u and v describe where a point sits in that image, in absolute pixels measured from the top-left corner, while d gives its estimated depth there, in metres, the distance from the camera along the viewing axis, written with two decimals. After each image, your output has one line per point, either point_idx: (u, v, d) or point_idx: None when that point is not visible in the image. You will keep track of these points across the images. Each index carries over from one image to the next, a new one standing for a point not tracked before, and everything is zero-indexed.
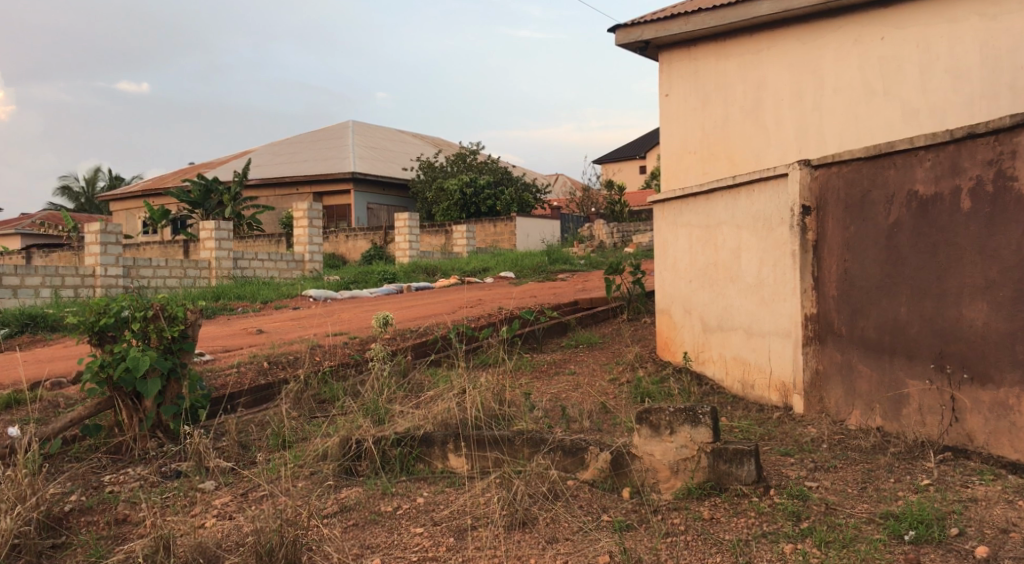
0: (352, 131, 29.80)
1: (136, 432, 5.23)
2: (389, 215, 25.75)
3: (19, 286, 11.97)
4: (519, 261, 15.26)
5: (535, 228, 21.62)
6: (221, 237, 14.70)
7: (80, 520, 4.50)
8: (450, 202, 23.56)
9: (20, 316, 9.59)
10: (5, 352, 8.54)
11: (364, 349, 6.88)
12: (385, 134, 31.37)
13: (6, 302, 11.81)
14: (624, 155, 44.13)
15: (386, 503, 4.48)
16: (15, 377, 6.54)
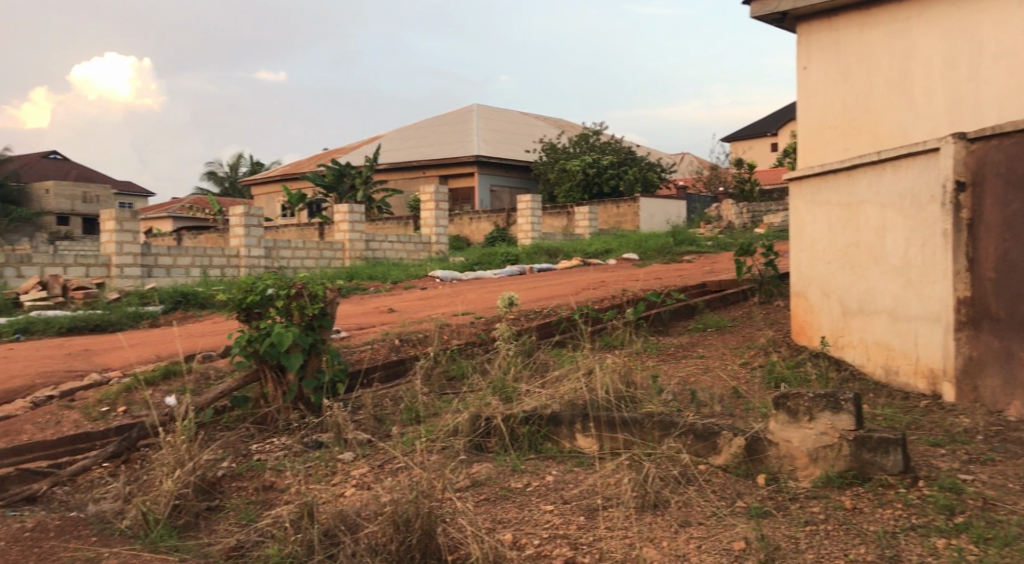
0: (477, 115, 30.25)
1: (280, 404, 5.54)
2: (512, 197, 26.04)
3: (173, 266, 12.66)
4: (644, 242, 15.10)
5: (661, 209, 21.30)
6: (354, 220, 15.27)
7: (232, 485, 4.93)
8: (572, 183, 23.60)
9: (174, 294, 10.29)
10: (163, 326, 9.18)
11: (489, 328, 6.96)
12: (510, 117, 31.71)
13: (160, 281, 12.48)
14: (753, 132, 42.64)
15: (516, 480, 4.58)
16: (172, 350, 7.03)
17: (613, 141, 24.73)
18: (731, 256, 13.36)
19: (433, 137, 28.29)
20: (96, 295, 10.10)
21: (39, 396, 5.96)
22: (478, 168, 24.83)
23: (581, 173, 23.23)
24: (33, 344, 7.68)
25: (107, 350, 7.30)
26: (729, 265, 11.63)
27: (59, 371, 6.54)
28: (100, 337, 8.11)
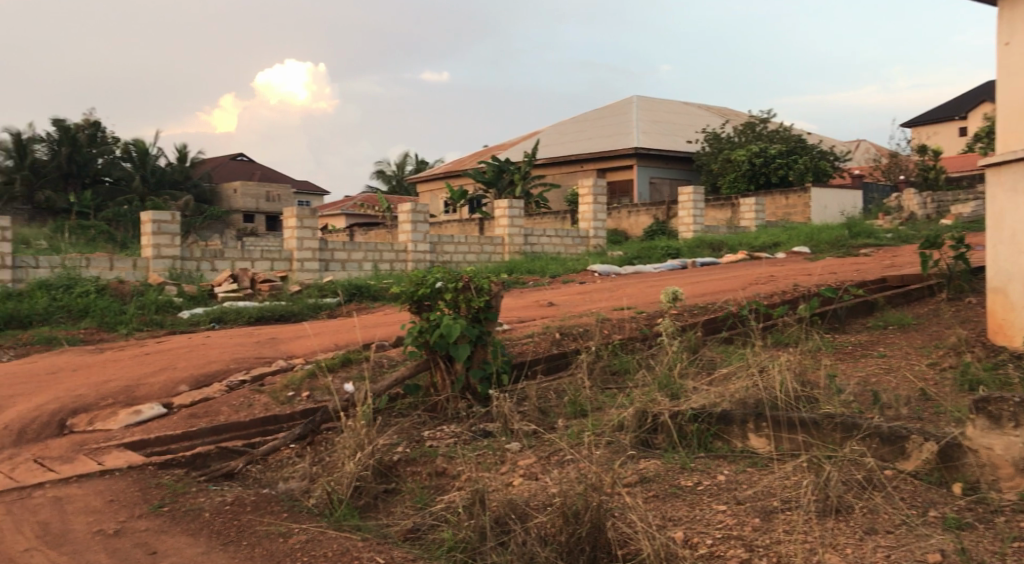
0: (637, 106, 29.96)
1: (448, 394, 5.77)
2: (672, 188, 25.56)
3: (347, 260, 13.03)
4: (816, 235, 14.43)
5: (834, 200, 20.29)
6: (514, 215, 15.49)
7: (407, 470, 5.26)
8: (737, 173, 22.91)
9: (349, 287, 10.88)
10: (341, 316, 9.73)
11: (652, 323, 6.88)
12: (671, 107, 31.13)
13: (336, 274, 12.87)
14: (938, 117, 39.64)
15: (686, 478, 4.50)
16: (350, 340, 7.43)
17: (781, 129, 23.58)
18: (915, 249, 12.47)
19: (591, 131, 28.33)
20: (280, 287, 10.83)
21: (233, 380, 6.49)
22: (636, 159, 24.66)
23: (746, 164, 22.52)
24: (227, 331, 8.37)
25: (290, 338, 7.82)
26: (913, 258, 10.87)
27: (250, 357, 7.09)
28: (286, 326, 8.71)
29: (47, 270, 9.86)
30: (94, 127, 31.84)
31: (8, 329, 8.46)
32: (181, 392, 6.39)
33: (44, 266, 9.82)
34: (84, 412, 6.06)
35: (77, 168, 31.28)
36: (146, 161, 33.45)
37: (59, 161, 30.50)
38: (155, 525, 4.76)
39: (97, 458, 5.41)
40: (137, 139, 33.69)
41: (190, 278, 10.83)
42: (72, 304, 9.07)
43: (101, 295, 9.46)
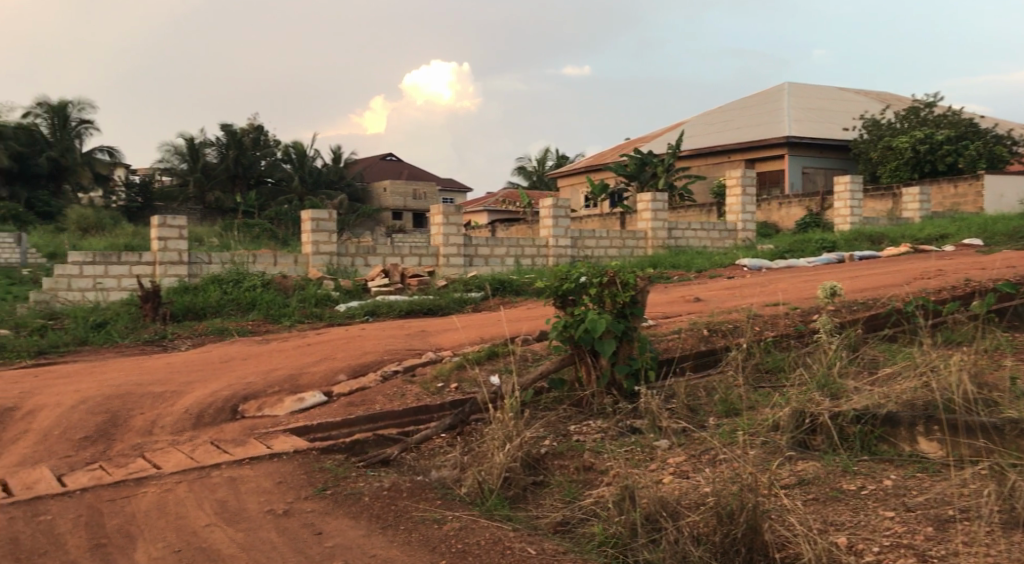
0: (788, 93, 28.81)
1: (594, 389, 5.77)
2: (827, 179, 24.37)
3: (489, 256, 13.02)
4: (991, 227, 13.40)
5: (1011, 186, 18.78)
6: (657, 209, 15.13)
7: (554, 463, 5.30)
8: (899, 161, 21.58)
9: (493, 282, 11.15)
10: (489, 310, 9.96)
11: (807, 320, 6.61)
12: (825, 93, 29.72)
13: (479, 269, 12.90)
14: None
15: (848, 482, 4.30)
16: (496, 333, 7.58)
17: (948, 114, 22.04)
18: None
19: (740, 121, 27.52)
20: (428, 282, 11.14)
21: (386, 370, 6.77)
22: (789, 149, 23.78)
23: (910, 151, 21.13)
24: (380, 324, 8.73)
25: (439, 331, 8.07)
26: None
27: (401, 349, 7.36)
28: (435, 320, 8.95)
29: (218, 266, 10.54)
30: (257, 131, 33.97)
31: (186, 321, 9.16)
32: (339, 381, 6.72)
33: (216, 262, 10.50)
34: (253, 398, 6.49)
35: (244, 170, 33.52)
36: (305, 162, 34.72)
37: (229, 163, 33.00)
38: (319, 506, 5.04)
39: (266, 442, 5.79)
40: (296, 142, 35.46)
41: (345, 273, 11.30)
42: (240, 298, 9.70)
43: (266, 289, 10.04)
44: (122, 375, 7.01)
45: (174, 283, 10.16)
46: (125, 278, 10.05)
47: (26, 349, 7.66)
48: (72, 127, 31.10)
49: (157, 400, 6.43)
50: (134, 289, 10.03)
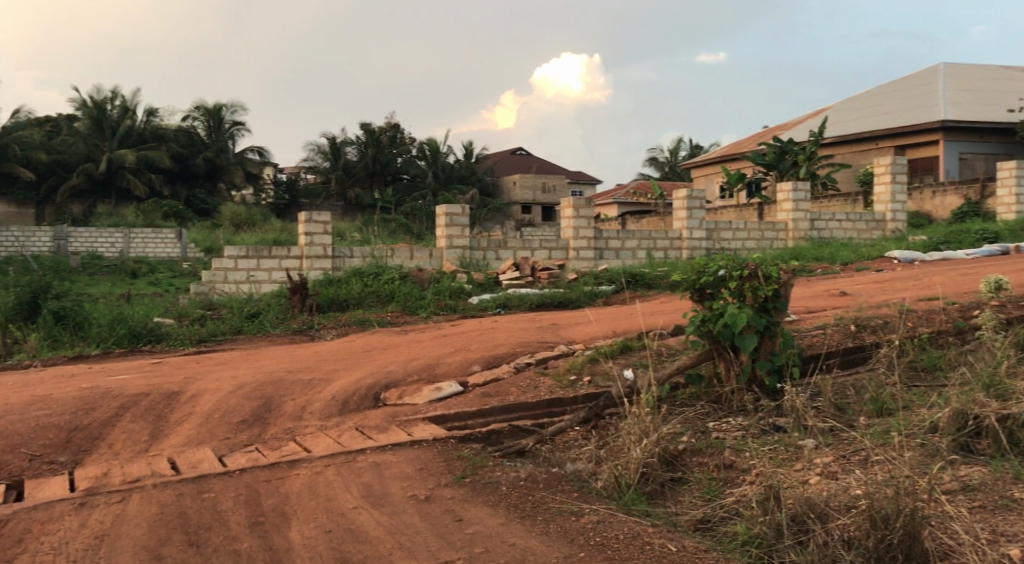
0: (944, 74, 27.01)
1: (733, 385, 5.63)
2: (987, 164, 22.67)
3: (620, 248, 12.74)
4: None
5: None
6: (799, 198, 14.36)
7: (693, 460, 5.21)
8: None
9: (626, 274, 11.14)
10: (624, 304, 9.92)
11: (967, 316, 6.22)
12: (986, 73, 27.64)
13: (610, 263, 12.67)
14: None
15: (1019, 491, 4.08)
16: (630, 327, 7.54)
17: None
18: None
19: (889, 106, 26.04)
20: (558, 276, 11.25)
21: (520, 362, 6.86)
22: (942, 134, 22.27)
23: None
24: (513, 316, 8.86)
25: (572, 324, 8.09)
26: None
27: (535, 341, 7.44)
28: (567, 313, 8.97)
29: (359, 259, 10.91)
30: (394, 128, 35.48)
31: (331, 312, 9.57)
32: (475, 371, 6.88)
33: (357, 256, 10.88)
34: (394, 386, 6.73)
35: (381, 168, 34.72)
36: (438, 159, 35.62)
37: (368, 161, 34.21)
38: (459, 494, 5.16)
39: (407, 429, 5.99)
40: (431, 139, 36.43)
41: (477, 266, 11.53)
42: (379, 290, 10.07)
43: (404, 281, 10.40)
44: (273, 362, 7.42)
45: (319, 276, 10.60)
46: (275, 271, 10.53)
47: (190, 337, 8.23)
48: (225, 128, 33.11)
49: (306, 387, 6.77)
50: (284, 281, 10.48)
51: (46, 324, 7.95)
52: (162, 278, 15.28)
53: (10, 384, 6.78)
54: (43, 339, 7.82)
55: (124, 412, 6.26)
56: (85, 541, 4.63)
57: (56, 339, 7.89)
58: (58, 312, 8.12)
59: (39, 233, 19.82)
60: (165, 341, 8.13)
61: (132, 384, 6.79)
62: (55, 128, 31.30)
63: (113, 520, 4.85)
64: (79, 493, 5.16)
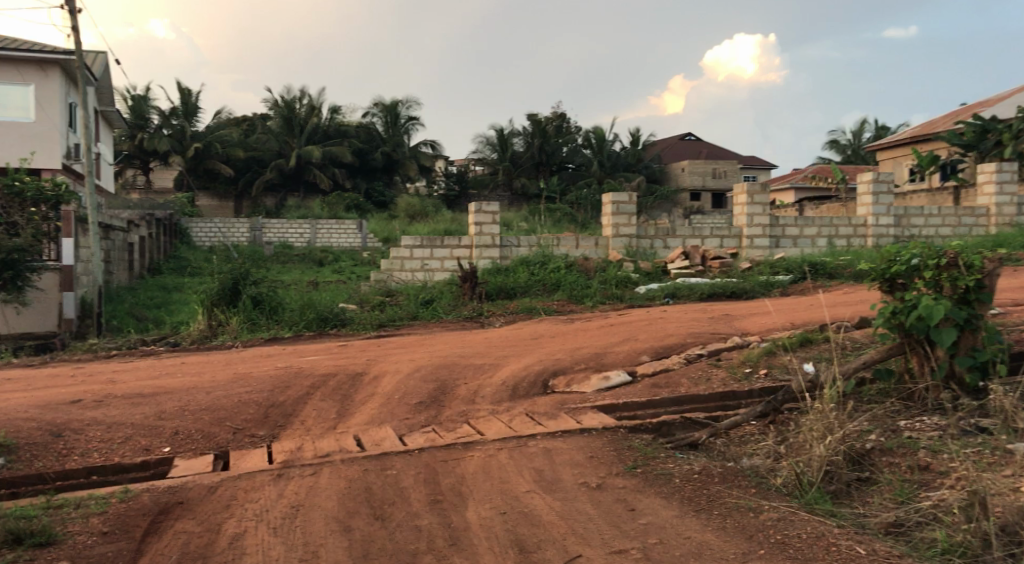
0: None
1: (928, 382, 5.27)
2: None
3: (799, 236, 12.16)
4: None
5: None
6: (1004, 180, 13.11)
7: (882, 459, 4.93)
8: None
9: (805, 264, 10.77)
10: (807, 295, 9.58)
11: None
12: None
13: (788, 252, 12.13)
14: None
15: None
16: (809, 319, 7.23)
17: None
18: None
19: None
20: (732, 265, 10.94)
21: (691, 353, 6.74)
22: None
23: None
24: (684, 306, 8.71)
25: (746, 315, 7.85)
26: None
27: (705, 332, 7.29)
28: (740, 304, 8.72)
29: (526, 248, 11.06)
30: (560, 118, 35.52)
31: (500, 300, 9.86)
32: (643, 361, 6.83)
33: (524, 245, 11.03)
34: (563, 373, 6.79)
35: (547, 158, 34.94)
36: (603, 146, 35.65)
37: (534, 152, 34.59)
38: (631, 483, 5.13)
39: (576, 417, 6.02)
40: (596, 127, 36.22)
41: (644, 255, 11.39)
42: (546, 278, 10.27)
43: (570, 270, 10.60)
44: (447, 347, 7.70)
45: (489, 265, 10.85)
46: (447, 260, 10.85)
47: (371, 322, 8.70)
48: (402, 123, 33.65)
49: (478, 372, 6.97)
50: (455, 270, 10.80)
51: (245, 308, 8.61)
52: (345, 266, 16.24)
53: (216, 362, 7.42)
54: (244, 321, 8.51)
55: (314, 391, 6.70)
56: (283, 510, 4.99)
57: (254, 322, 8.57)
58: (256, 297, 8.76)
59: (239, 225, 21.72)
60: (349, 325, 8.63)
61: (320, 365, 7.26)
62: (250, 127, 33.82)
63: (307, 491, 5.20)
64: (277, 465, 5.57)
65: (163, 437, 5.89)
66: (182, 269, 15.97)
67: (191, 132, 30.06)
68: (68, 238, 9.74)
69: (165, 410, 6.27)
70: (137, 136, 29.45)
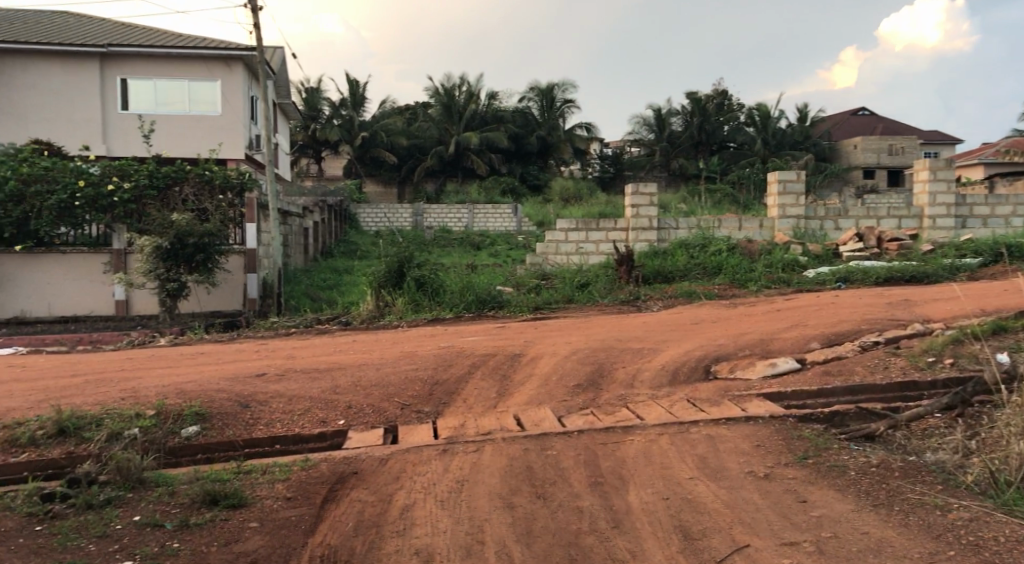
0: None
1: None
2: None
3: (991, 216, 11.20)
4: None
5: None
6: None
7: None
8: None
9: (997, 246, 9.96)
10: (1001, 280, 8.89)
11: None
12: None
13: (977, 232, 11.24)
14: None
15: None
16: (1002, 307, 6.68)
17: None
18: None
19: None
20: (910, 246, 10.49)
21: (866, 341, 6.38)
22: None
23: None
24: (857, 292, 8.26)
25: (929, 301, 7.35)
26: None
27: (882, 318, 6.89)
28: (921, 289, 8.17)
29: (685, 230, 10.86)
30: (721, 97, 34.67)
31: (657, 284, 9.80)
32: (813, 348, 6.53)
33: (683, 227, 10.83)
34: (725, 359, 6.62)
35: (707, 137, 34.26)
36: (768, 124, 34.32)
37: (692, 131, 33.94)
38: (801, 475, 4.92)
39: (741, 404, 5.84)
40: (760, 104, 35.02)
41: (813, 237, 10.85)
42: (706, 262, 10.13)
43: (732, 253, 10.36)
44: (606, 331, 7.68)
45: (645, 248, 10.72)
46: (603, 242, 10.82)
47: (528, 304, 8.83)
48: (558, 106, 34.05)
49: (637, 356, 6.90)
50: (611, 252, 10.75)
51: (409, 290, 8.96)
52: (501, 250, 16.53)
53: (383, 341, 7.76)
54: (408, 302, 8.86)
55: (475, 370, 6.88)
56: (449, 484, 5.15)
57: (418, 303, 8.90)
58: (419, 279, 9.08)
59: (402, 210, 22.62)
60: (507, 307, 8.80)
61: (481, 346, 7.43)
62: (414, 114, 34.21)
63: (471, 468, 5.34)
64: (442, 441, 5.76)
65: (338, 410, 6.23)
66: (351, 251, 16.84)
67: (359, 122, 31.51)
68: (251, 223, 10.45)
69: (339, 385, 6.64)
70: (311, 126, 31.26)
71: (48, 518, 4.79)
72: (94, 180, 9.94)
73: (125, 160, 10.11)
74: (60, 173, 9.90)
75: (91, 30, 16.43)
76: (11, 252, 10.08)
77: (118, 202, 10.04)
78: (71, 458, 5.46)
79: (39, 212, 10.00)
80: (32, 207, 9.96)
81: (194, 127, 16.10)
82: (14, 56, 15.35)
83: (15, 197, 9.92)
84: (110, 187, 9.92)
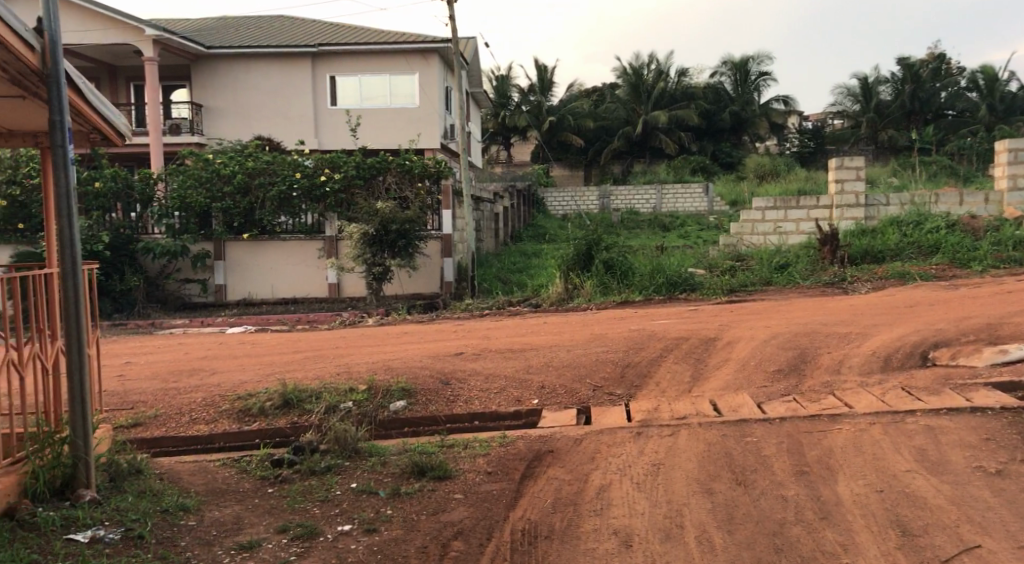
0: None
1: None
2: None
3: None
4: None
5: None
6: None
7: None
8: None
9: None
10: None
11: None
12: None
13: None
14: None
15: None
16: None
17: None
18: None
19: None
20: None
21: None
22: None
23: None
24: None
25: None
26: None
27: None
28: None
29: (897, 207, 10.12)
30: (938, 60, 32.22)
31: (866, 263, 9.20)
32: None
33: (895, 203, 10.10)
34: (945, 346, 6.13)
35: (921, 105, 31.50)
36: (995, 88, 31.80)
37: (903, 100, 31.33)
38: None
39: (964, 394, 5.38)
40: (986, 66, 32.19)
41: None
42: (922, 240, 9.48)
43: (952, 230, 9.59)
44: (807, 314, 7.31)
45: (851, 226, 10.10)
46: (803, 222, 10.29)
47: (721, 287, 8.60)
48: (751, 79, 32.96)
49: (843, 341, 6.53)
50: (812, 232, 10.21)
51: (598, 273, 8.98)
52: (690, 231, 16.23)
53: (575, 323, 7.83)
54: (596, 285, 8.89)
55: (668, 353, 6.79)
56: (645, 467, 5.13)
57: (606, 285, 8.91)
58: (608, 262, 9.07)
59: (591, 193, 22.78)
60: (700, 289, 8.63)
61: (673, 329, 7.32)
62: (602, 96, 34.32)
63: (667, 451, 5.29)
64: (636, 423, 5.74)
65: (532, 390, 6.37)
66: (539, 235, 17.13)
67: (547, 107, 31.94)
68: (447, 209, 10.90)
69: (532, 365, 6.79)
70: (500, 113, 32.00)
71: (277, 481, 5.23)
72: (308, 172, 10.82)
73: (335, 153, 10.91)
74: (280, 166, 10.87)
75: (298, 32, 17.73)
76: (238, 239, 11.10)
77: (330, 192, 10.84)
78: (295, 427, 5.93)
79: (263, 203, 11.02)
80: (257, 198, 11.00)
81: (392, 119, 17.02)
82: (233, 61, 16.85)
83: (242, 189, 10.98)
84: (322, 177, 10.75)
